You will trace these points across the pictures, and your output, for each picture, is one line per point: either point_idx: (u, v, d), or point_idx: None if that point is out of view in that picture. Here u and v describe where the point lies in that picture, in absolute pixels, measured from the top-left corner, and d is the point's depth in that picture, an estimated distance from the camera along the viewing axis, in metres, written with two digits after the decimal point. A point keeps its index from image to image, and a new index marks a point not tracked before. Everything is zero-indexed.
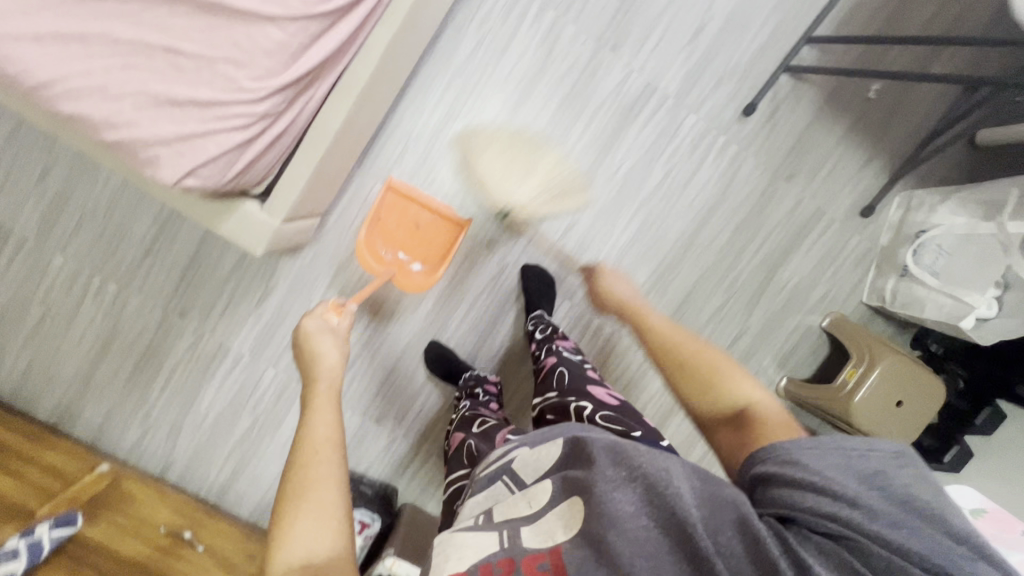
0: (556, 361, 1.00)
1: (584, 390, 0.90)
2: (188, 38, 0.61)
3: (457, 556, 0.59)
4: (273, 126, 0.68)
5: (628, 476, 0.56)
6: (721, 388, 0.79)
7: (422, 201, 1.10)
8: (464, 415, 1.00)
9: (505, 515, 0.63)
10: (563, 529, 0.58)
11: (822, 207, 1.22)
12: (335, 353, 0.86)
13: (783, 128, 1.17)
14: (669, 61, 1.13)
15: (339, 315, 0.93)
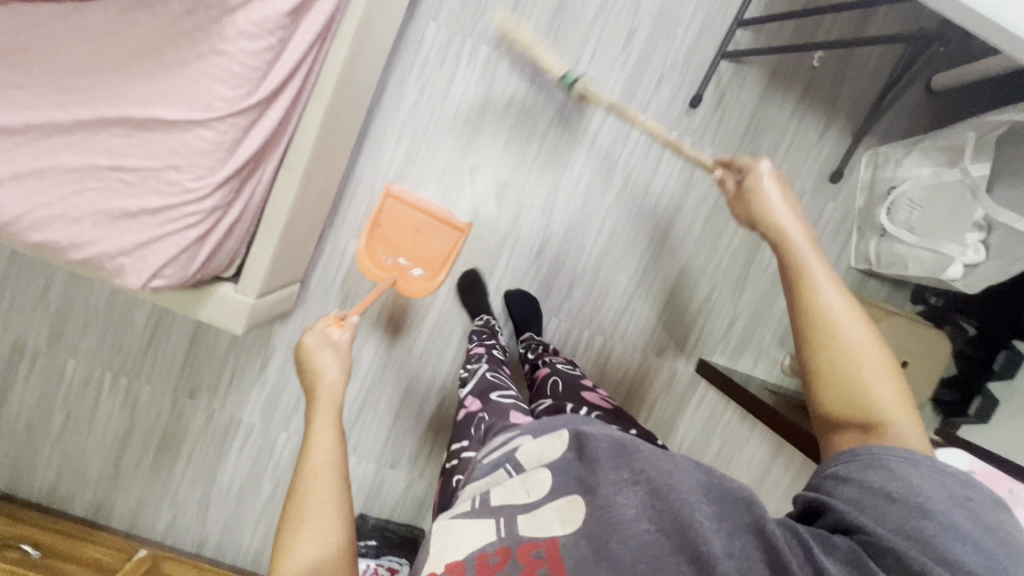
0: (549, 371, 1.01)
1: (578, 396, 0.90)
2: (130, 155, 0.66)
3: (456, 544, 0.58)
4: (225, 216, 0.73)
5: (631, 479, 0.57)
6: (854, 374, 0.57)
7: (421, 207, 1.10)
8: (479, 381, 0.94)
9: (501, 500, 0.61)
10: (561, 523, 0.56)
11: (789, 181, 1.21)
12: (334, 371, 0.79)
13: (733, 112, 1.18)
14: (607, 70, 1.15)
15: (340, 329, 0.88)
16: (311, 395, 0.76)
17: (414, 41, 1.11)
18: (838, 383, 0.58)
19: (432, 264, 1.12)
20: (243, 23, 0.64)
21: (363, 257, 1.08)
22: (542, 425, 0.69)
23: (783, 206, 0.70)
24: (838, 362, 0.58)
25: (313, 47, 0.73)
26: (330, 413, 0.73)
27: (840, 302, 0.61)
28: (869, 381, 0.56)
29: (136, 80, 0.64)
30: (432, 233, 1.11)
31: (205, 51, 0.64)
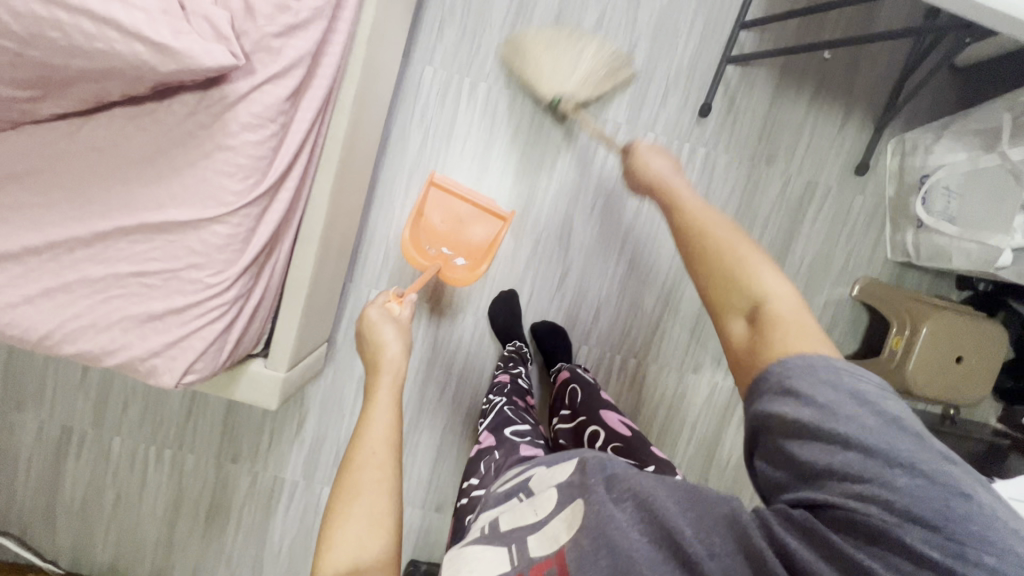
0: (568, 377, 1.06)
1: (597, 414, 0.94)
2: (150, 258, 0.66)
3: (467, 569, 0.53)
4: (247, 303, 0.73)
5: (620, 496, 0.51)
6: (743, 277, 0.57)
7: (465, 194, 1.08)
8: (498, 416, 0.91)
9: (510, 525, 0.56)
10: (566, 531, 0.52)
11: (812, 179, 1.17)
12: (397, 344, 0.80)
13: (745, 116, 1.14)
14: (611, 90, 1.12)
15: (400, 305, 0.89)
16: (374, 366, 0.77)
17: (413, 87, 1.11)
18: (731, 286, 0.57)
19: (475, 254, 1.10)
20: (245, 115, 0.64)
21: (408, 247, 1.03)
22: (559, 454, 0.62)
23: (666, 166, 0.73)
24: (730, 277, 0.57)
25: (315, 123, 0.72)
26: (393, 387, 0.73)
27: (709, 213, 0.63)
28: (760, 280, 0.56)
29: (148, 185, 0.65)
30: (474, 221, 1.09)
31: (211, 148, 0.64)
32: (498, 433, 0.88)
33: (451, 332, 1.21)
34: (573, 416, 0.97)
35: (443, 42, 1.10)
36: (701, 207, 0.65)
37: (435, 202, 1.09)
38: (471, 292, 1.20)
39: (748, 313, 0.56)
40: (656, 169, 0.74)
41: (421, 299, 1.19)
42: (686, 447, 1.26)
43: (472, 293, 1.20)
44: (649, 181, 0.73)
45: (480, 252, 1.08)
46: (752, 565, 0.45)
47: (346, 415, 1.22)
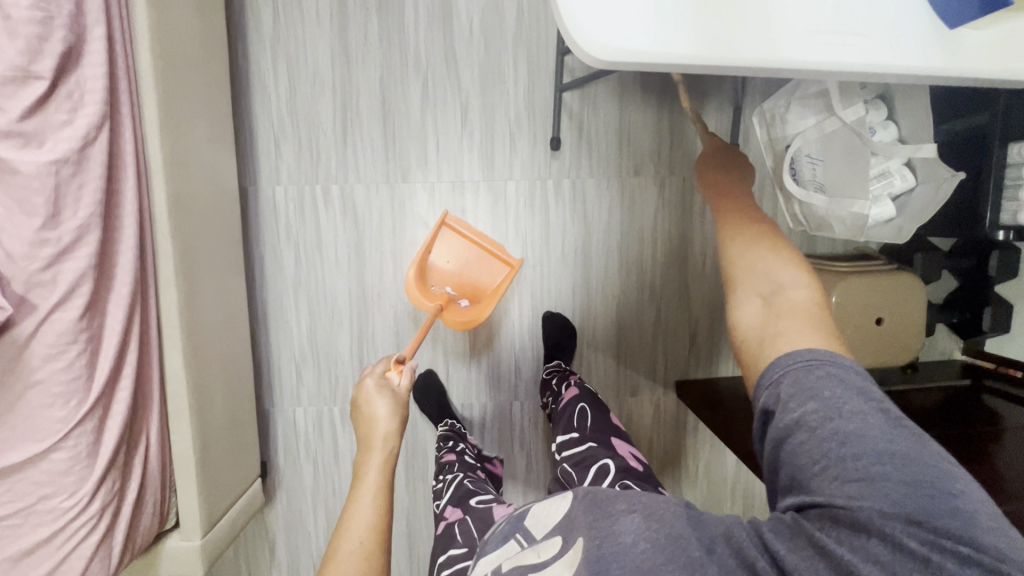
0: (575, 396, 0.97)
1: (607, 443, 0.85)
2: (3, 503, 0.68)
3: None
4: (122, 502, 0.75)
5: (626, 507, 0.52)
6: (758, 264, 0.63)
7: (473, 238, 1.08)
8: (459, 487, 0.90)
9: (511, 565, 0.54)
10: (569, 570, 0.49)
11: (687, 174, 1.12)
12: (391, 420, 0.75)
13: (598, 136, 1.11)
14: (459, 153, 1.11)
15: (400, 371, 0.82)
16: (365, 445, 0.73)
17: (269, 210, 1.11)
18: (744, 262, 0.63)
19: (481, 296, 1.08)
20: (43, 348, 0.66)
21: (413, 290, 1.03)
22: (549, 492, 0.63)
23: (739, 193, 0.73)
24: (740, 256, 0.64)
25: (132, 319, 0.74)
26: (383, 470, 0.71)
27: (732, 213, 0.70)
28: (764, 264, 0.62)
29: None
30: (484, 269, 1.08)
31: (22, 387, 0.67)
32: (466, 504, 0.85)
33: None
34: (581, 441, 0.87)
35: (284, 160, 1.10)
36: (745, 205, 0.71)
37: (444, 242, 1.10)
38: None
39: (763, 296, 0.60)
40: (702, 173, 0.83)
41: (345, 404, 1.18)
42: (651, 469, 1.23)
43: None
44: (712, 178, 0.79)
45: (490, 295, 1.06)
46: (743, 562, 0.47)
47: (312, 531, 1.23)
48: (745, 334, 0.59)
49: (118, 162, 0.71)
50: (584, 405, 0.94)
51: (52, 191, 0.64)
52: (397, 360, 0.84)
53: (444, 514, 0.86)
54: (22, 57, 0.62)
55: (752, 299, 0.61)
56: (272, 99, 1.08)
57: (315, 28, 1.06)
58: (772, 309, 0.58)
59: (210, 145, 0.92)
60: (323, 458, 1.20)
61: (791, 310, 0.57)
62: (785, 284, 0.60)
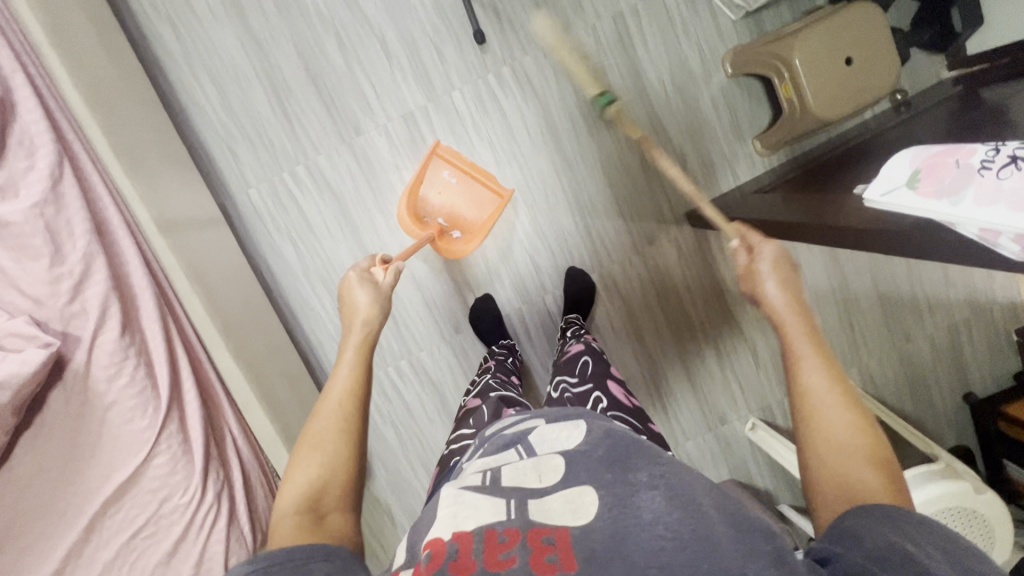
0: (581, 350, 0.94)
1: (605, 383, 0.84)
2: (132, 517, 0.75)
3: (465, 513, 0.50)
4: (233, 486, 0.82)
5: (648, 484, 0.51)
6: (845, 445, 0.52)
7: (467, 169, 1.09)
8: (483, 385, 0.93)
9: (511, 481, 0.55)
10: (573, 514, 0.49)
11: (614, 12, 1.11)
12: (369, 307, 0.74)
13: (516, 12, 1.10)
14: (397, 87, 1.12)
15: (386, 269, 0.81)
16: (345, 333, 0.72)
17: (251, 214, 1.15)
18: (829, 446, 0.53)
19: (473, 227, 1.11)
20: (103, 371, 0.71)
21: (405, 220, 1.07)
22: (559, 419, 0.65)
23: (771, 278, 0.65)
24: (831, 461, 0.52)
25: (168, 328, 0.79)
26: (359, 348, 0.70)
27: (821, 376, 0.56)
28: (860, 457, 0.51)
29: (82, 474, 0.73)
30: (473, 200, 1.11)
31: (102, 412, 0.72)
32: (485, 398, 0.87)
33: (439, 366, 1.25)
34: (579, 381, 0.85)
35: (244, 161, 1.13)
36: (817, 350, 0.58)
37: (433, 173, 1.11)
38: (427, 326, 1.24)
39: (868, 497, 0.49)
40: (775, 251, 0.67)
41: (397, 362, 1.24)
42: (695, 306, 1.25)
43: (428, 327, 1.24)
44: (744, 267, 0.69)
45: (479, 228, 1.09)
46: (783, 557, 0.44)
47: (418, 486, 1.29)
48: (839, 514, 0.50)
49: (91, 191, 0.75)
50: (587, 358, 0.92)
51: (46, 231, 0.69)
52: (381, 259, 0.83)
53: (466, 405, 0.89)
54: None
55: (836, 501, 0.51)
56: (208, 111, 1.11)
57: (215, 25, 1.08)
58: None
59: (169, 165, 0.95)
60: (399, 418, 1.26)
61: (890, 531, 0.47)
62: (866, 490, 0.50)
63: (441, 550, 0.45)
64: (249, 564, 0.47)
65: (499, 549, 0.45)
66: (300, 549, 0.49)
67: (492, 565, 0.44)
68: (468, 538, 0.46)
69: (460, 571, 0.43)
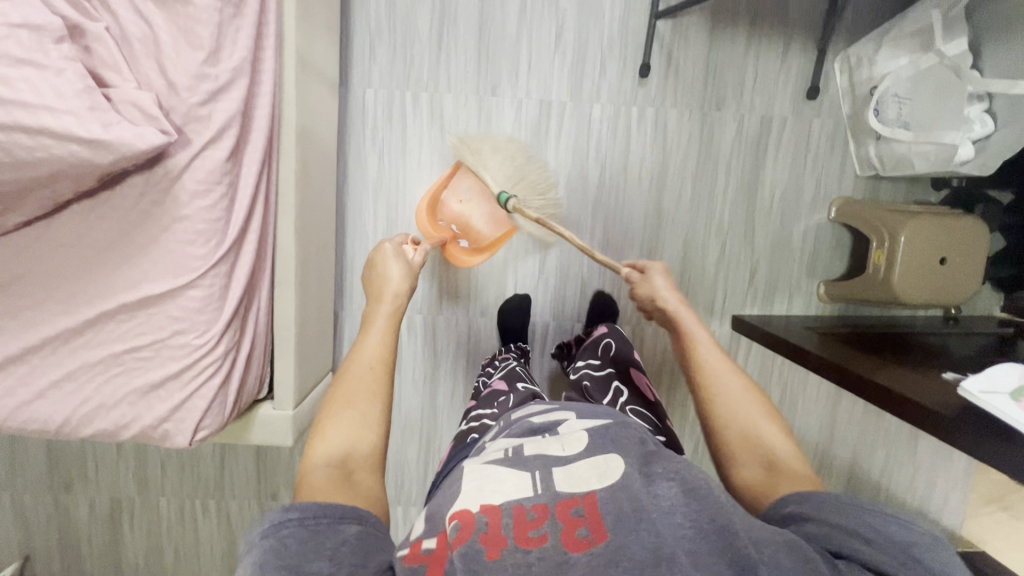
0: (603, 332, 1.03)
1: (627, 373, 0.95)
2: (139, 333, 0.70)
3: (490, 487, 0.56)
4: (239, 352, 0.77)
5: (664, 475, 0.56)
6: (747, 428, 0.72)
7: (487, 186, 1.11)
8: (508, 371, 0.95)
9: (536, 452, 0.62)
10: (596, 479, 0.56)
11: (766, 114, 1.16)
12: (400, 279, 0.79)
13: (685, 67, 1.14)
14: (549, 72, 1.14)
15: (417, 249, 0.85)
16: (375, 299, 0.77)
17: (357, 112, 1.13)
18: (733, 426, 0.73)
19: (480, 241, 1.12)
20: (192, 183, 0.68)
21: (423, 224, 1.11)
22: (586, 412, 0.70)
23: (674, 300, 0.85)
24: (744, 434, 0.72)
25: (263, 174, 0.75)
26: (389, 320, 0.75)
27: (725, 370, 0.77)
28: (763, 438, 0.71)
29: (118, 266, 0.69)
30: (486, 217, 1.11)
31: (168, 221, 0.68)
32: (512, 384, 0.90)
33: (448, 337, 1.24)
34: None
35: (377, 61, 1.11)
36: (711, 349, 0.80)
37: (453, 185, 1.13)
38: (458, 296, 1.23)
39: (760, 461, 0.69)
40: (699, 323, 0.83)
41: (413, 313, 1.22)
42: None
43: (457, 295, 1.23)
44: (652, 296, 0.88)
45: (488, 243, 1.11)
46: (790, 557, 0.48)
47: None
48: (734, 473, 0.71)
49: (265, 14, 0.72)
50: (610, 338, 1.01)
51: (216, 27, 0.66)
52: (413, 240, 0.88)
53: (491, 383, 0.92)
54: None
55: (749, 456, 0.70)
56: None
57: None
58: (771, 476, 0.68)
59: (326, 26, 0.92)
60: None
61: (776, 474, 0.67)
62: (770, 445, 0.70)
63: (472, 523, 0.52)
64: (281, 513, 0.51)
65: (529, 524, 0.51)
66: (332, 506, 0.53)
67: (522, 541, 0.50)
68: (497, 514, 0.53)
69: (491, 545, 0.49)
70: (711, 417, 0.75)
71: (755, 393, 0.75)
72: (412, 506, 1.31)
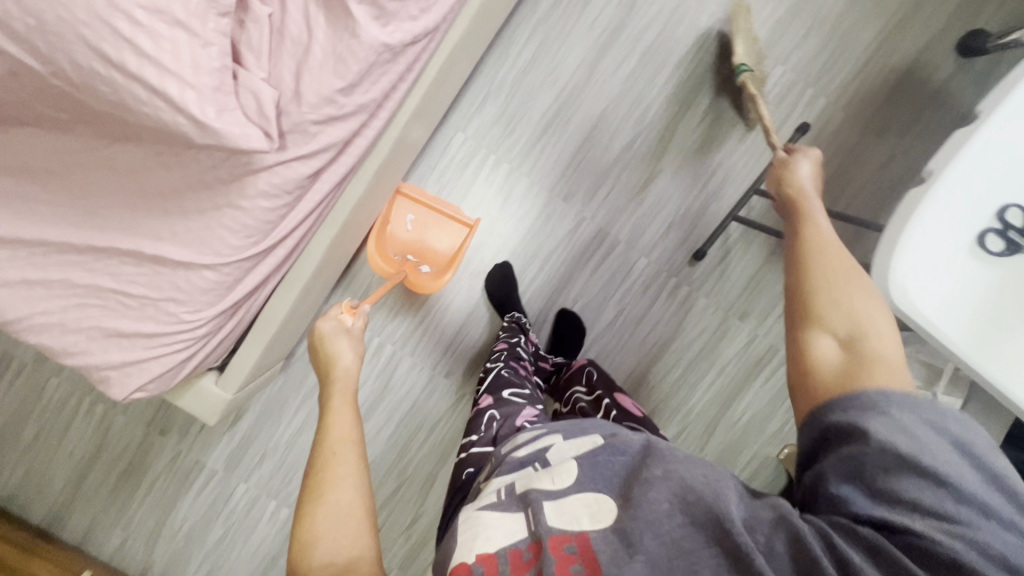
0: (585, 362, 1.01)
1: (610, 394, 0.86)
2: (136, 283, 0.69)
3: (486, 534, 0.52)
4: (217, 337, 0.76)
5: (661, 474, 0.52)
6: (835, 288, 0.57)
7: (431, 204, 1.13)
8: (499, 376, 0.90)
9: (525, 489, 0.55)
10: (589, 518, 0.51)
11: (775, 344, 1.23)
12: (350, 353, 0.80)
13: (734, 270, 1.20)
14: (621, 209, 1.18)
15: (353, 316, 0.88)
16: (327, 379, 0.77)
17: (440, 147, 1.15)
18: (829, 310, 0.56)
19: (439, 260, 1.16)
20: (264, 184, 0.67)
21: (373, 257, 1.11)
22: (574, 427, 0.62)
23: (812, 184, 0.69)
24: (832, 301, 0.56)
25: (330, 195, 0.75)
26: (345, 393, 0.73)
27: (838, 245, 0.61)
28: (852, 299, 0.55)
29: (152, 215, 0.67)
30: (440, 234, 1.15)
31: (223, 203, 0.67)
32: (495, 396, 0.84)
33: (405, 377, 1.24)
34: (590, 392, 0.90)
35: (481, 115, 1.13)
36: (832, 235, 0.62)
37: (398, 211, 1.15)
38: (435, 347, 1.23)
39: (843, 335, 0.55)
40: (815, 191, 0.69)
41: (385, 341, 1.22)
42: None
43: (436, 350, 1.23)
44: (789, 169, 0.72)
45: (445, 261, 1.14)
46: (798, 563, 0.44)
47: (283, 423, 1.25)
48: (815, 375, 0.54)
49: (415, 66, 0.73)
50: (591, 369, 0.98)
51: (367, 66, 0.65)
52: (351, 309, 0.90)
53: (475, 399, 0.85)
54: None
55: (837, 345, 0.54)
56: (506, 62, 1.12)
57: (582, 34, 1.11)
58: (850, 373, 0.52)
59: (458, 77, 0.93)
60: None
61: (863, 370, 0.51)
62: (874, 329, 0.54)
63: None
64: None
65: (525, 568, 0.48)
66: None
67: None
68: (491, 560, 0.49)
69: None
70: (798, 257, 0.61)
71: (867, 288, 0.57)
72: (285, 507, 1.28)
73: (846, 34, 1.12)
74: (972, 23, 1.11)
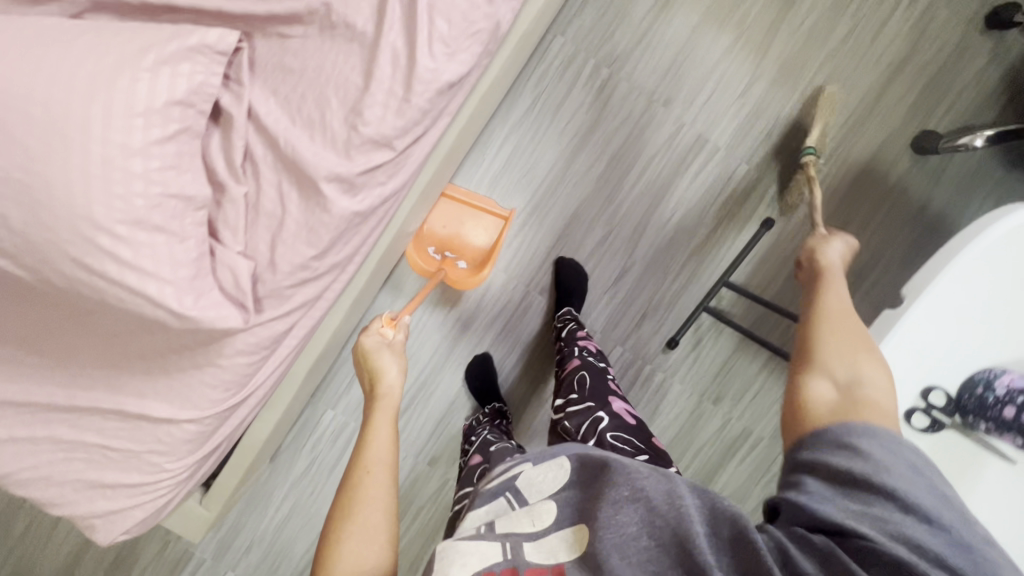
0: (579, 364, 0.95)
1: (604, 401, 0.84)
2: (118, 436, 0.72)
3: (460, 563, 0.46)
4: (198, 473, 0.79)
5: (627, 496, 0.49)
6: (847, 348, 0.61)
7: (470, 202, 1.12)
8: (482, 442, 0.94)
9: (504, 528, 0.51)
10: (567, 551, 0.49)
11: (749, 426, 1.26)
12: (394, 367, 0.86)
13: (707, 355, 1.24)
14: (596, 299, 1.22)
15: (394, 328, 0.94)
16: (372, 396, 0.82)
17: None
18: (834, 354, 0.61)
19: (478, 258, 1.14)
20: (241, 344, 0.70)
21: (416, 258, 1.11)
22: (544, 451, 0.58)
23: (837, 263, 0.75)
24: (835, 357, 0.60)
25: (305, 336, 0.79)
26: (388, 416, 0.78)
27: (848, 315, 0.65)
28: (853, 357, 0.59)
29: (132, 376, 0.70)
30: (479, 228, 1.13)
31: (202, 362, 0.70)
32: (484, 454, 0.88)
33: None
34: (580, 400, 0.85)
35: None
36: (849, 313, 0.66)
37: (441, 212, 1.14)
38: (419, 435, 1.25)
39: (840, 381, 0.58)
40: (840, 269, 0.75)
41: None
42: None
43: (421, 435, 1.26)
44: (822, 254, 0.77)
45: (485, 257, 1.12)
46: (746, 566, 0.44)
47: (269, 513, 1.27)
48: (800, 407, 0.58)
49: (384, 220, 0.77)
50: (584, 372, 0.93)
51: (337, 234, 0.69)
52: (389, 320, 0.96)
53: (467, 459, 0.89)
54: (393, 132, 0.67)
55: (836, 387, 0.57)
56: (481, 166, 1.17)
57: (554, 139, 1.16)
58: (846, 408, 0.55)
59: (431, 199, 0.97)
60: (322, 457, 1.27)
61: (854, 405, 0.54)
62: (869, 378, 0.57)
63: None
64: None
65: None
66: None
67: None
68: None
69: None
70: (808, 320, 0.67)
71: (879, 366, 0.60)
72: None
73: (806, 134, 1.16)
74: (926, 122, 1.16)
